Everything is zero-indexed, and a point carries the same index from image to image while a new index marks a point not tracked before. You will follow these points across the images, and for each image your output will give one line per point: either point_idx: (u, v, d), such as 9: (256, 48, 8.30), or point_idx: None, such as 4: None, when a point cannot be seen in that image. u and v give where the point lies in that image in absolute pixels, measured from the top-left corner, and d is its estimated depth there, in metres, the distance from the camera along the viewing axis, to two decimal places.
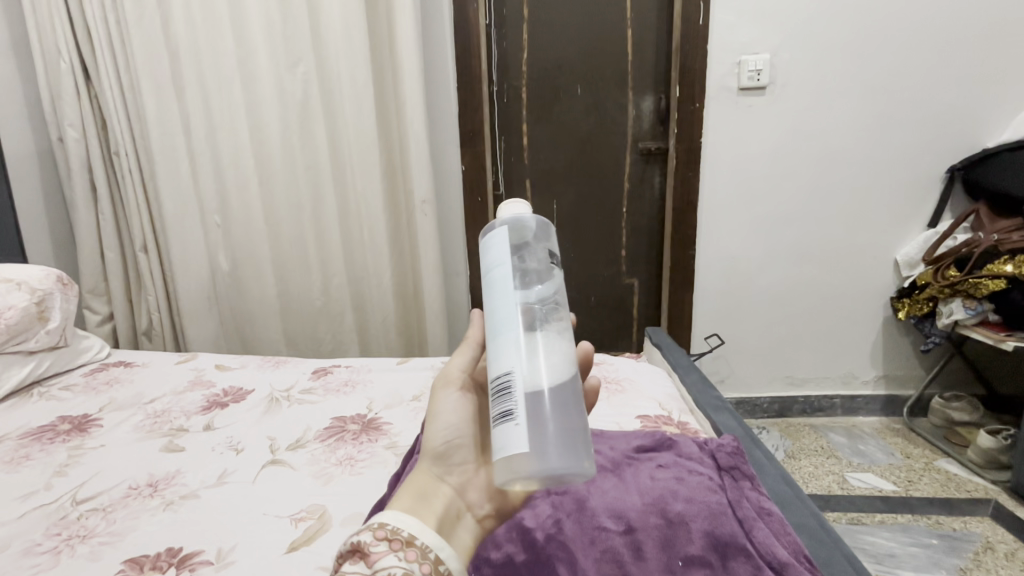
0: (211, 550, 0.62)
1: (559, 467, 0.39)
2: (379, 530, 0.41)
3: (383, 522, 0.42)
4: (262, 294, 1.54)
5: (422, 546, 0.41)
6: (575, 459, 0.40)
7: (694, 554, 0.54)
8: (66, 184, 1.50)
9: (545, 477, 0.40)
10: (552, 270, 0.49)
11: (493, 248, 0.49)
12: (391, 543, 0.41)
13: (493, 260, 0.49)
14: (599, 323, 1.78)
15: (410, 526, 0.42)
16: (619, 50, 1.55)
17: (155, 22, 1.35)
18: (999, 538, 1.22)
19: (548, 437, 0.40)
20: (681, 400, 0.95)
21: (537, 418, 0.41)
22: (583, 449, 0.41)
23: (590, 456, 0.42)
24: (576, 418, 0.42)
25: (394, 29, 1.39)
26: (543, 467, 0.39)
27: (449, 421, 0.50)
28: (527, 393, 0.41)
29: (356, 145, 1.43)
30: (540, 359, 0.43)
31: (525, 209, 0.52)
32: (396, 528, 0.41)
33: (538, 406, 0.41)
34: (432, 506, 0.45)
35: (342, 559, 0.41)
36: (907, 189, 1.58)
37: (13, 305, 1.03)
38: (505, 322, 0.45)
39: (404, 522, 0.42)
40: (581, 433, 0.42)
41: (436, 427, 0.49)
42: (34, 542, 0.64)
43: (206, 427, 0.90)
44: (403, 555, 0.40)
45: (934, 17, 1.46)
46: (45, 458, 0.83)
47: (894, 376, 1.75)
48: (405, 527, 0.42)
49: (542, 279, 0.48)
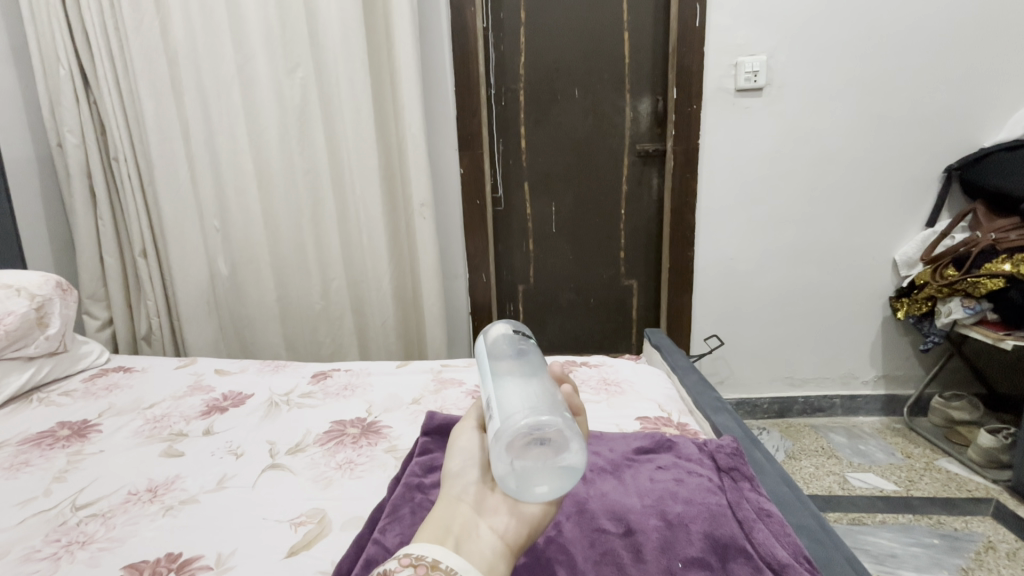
0: (211, 555, 0.62)
1: (526, 423, 0.42)
2: (405, 557, 0.40)
3: (409, 551, 0.41)
4: (261, 299, 1.54)
5: (447, 569, 0.39)
6: (542, 415, 0.42)
7: (694, 555, 0.53)
8: (66, 190, 1.50)
9: (535, 433, 0.42)
10: (523, 345, 0.56)
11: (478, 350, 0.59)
12: (416, 569, 0.39)
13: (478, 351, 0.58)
14: (599, 325, 1.79)
15: (435, 551, 0.40)
16: (616, 53, 1.55)
17: (154, 29, 1.36)
18: (1001, 538, 1.22)
19: (535, 404, 0.44)
20: (680, 402, 0.95)
21: (515, 398, 0.45)
22: (550, 408, 0.44)
23: (563, 417, 0.43)
24: (557, 402, 0.46)
25: (392, 33, 1.39)
26: (530, 418, 0.42)
27: (465, 448, 0.50)
28: (506, 390, 0.47)
29: (354, 150, 1.43)
30: (521, 377, 0.49)
31: (510, 321, 0.62)
32: (420, 555, 0.40)
33: (522, 392, 0.46)
34: (447, 528, 0.43)
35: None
36: (904, 189, 1.58)
37: (13, 310, 1.03)
38: (487, 370, 0.52)
39: (426, 548, 0.41)
40: (549, 403, 0.44)
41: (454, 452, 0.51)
42: (33, 548, 0.64)
43: (206, 432, 0.90)
44: None
45: (931, 18, 1.47)
46: (43, 464, 0.82)
47: (894, 376, 1.75)
48: (427, 553, 0.40)
49: (514, 347, 0.56)
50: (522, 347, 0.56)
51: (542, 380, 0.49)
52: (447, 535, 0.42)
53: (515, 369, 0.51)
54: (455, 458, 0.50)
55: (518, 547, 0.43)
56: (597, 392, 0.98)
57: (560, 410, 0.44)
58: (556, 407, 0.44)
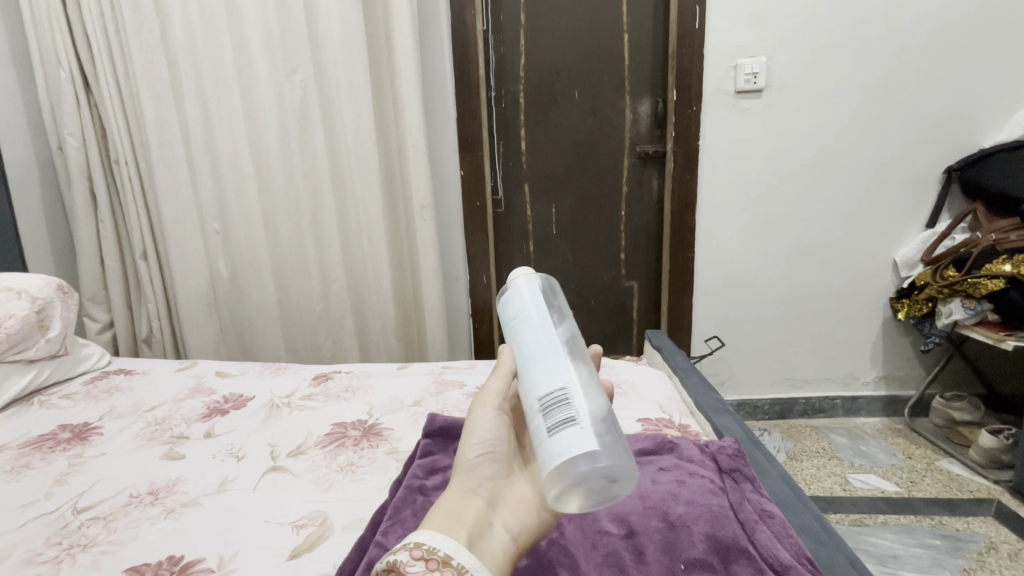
0: (211, 558, 0.62)
1: (585, 468, 0.40)
2: (416, 550, 0.40)
3: (420, 541, 0.41)
4: (262, 302, 1.54)
5: (458, 566, 0.39)
6: (604, 458, 0.40)
7: (696, 556, 0.53)
8: (66, 193, 1.50)
9: (594, 474, 0.41)
10: (568, 316, 0.52)
11: (511, 304, 0.53)
12: (427, 563, 0.40)
13: (519, 307, 0.52)
14: (599, 326, 1.79)
15: (447, 545, 0.41)
16: (616, 55, 1.56)
17: (154, 32, 1.36)
18: (1003, 539, 1.22)
19: (599, 437, 0.42)
20: (681, 403, 0.95)
21: (576, 423, 0.42)
22: (626, 448, 0.43)
23: (622, 452, 0.42)
24: (615, 425, 0.44)
25: (391, 36, 1.40)
26: (593, 464, 0.40)
27: (484, 437, 0.50)
28: (568, 402, 0.43)
29: (354, 153, 1.44)
30: (580, 379, 0.45)
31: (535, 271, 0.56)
32: (432, 547, 0.40)
33: (584, 410, 0.43)
34: (461, 522, 0.43)
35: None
36: (904, 190, 1.59)
37: (13, 313, 1.03)
38: (539, 350, 0.47)
39: (439, 541, 0.41)
40: (610, 434, 0.42)
41: (470, 439, 0.50)
42: (34, 551, 0.64)
43: (206, 434, 0.90)
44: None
45: (930, 19, 1.47)
46: (44, 467, 0.82)
47: (894, 377, 1.75)
48: (440, 547, 0.40)
49: (565, 319, 0.51)
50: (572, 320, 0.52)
51: (599, 389, 0.46)
52: (461, 529, 0.43)
53: (573, 364, 0.47)
54: (471, 450, 0.49)
55: (523, 546, 0.46)
56: None
57: (619, 441, 0.42)
58: (615, 438, 0.43)
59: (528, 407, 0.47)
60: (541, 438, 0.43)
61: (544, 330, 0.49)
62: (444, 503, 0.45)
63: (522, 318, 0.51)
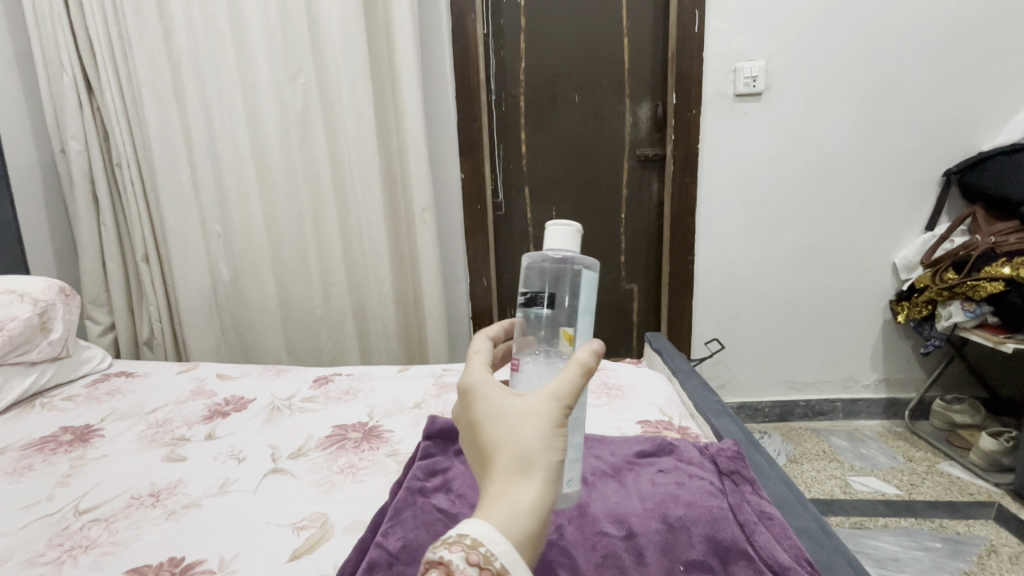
0: (213, 559, 0.62)
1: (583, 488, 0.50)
2: (473, 554, 0.33)
3: (478, 540, 0.33)
4: (263, 303, 1.54)
5: None
6: None
7: (694, 557, 0.54)
8: (69, 196, 1.51)
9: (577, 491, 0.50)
10: None
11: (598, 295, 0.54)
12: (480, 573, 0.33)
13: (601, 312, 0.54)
14: (599, 328, 1.79)
15: (506, 556, 0.33)
16: (616, 58, 1.56)
17: (157, 35, 1.37)
18: (1004, 542, 1.22)
19: None
20: (681, 405, 0.95)
21: None
22: None
23: None
24: None
25: (392, 40, 1.41)
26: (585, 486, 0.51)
27: (559, 436, 0.41)
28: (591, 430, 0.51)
29: (354, 156, 1.44)
30: None
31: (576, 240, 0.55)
32: (490, 555, 0.33)
33: None
34: (537, 543, 0.37)
35: (426, 565, 0.34)
36: (903, 193, 1.59)
37: (15, 316, 1.03)
38: None
39: (500, 544, 0.34)
40: None
41: (555, 443, 0.40)
42: (36, 553, 0.64)
43: (207, 436, 0.91)
44: None
45: (928, 24, 1.48)
46: (46, 469, 0.83)
47: (895, 379, 1.75)
48: (499, 553, 0.33)
49: None
50: None
51: None
52: (533, 549, 0.36)
53: None
54: (555, 454, 0.40)
55: None
56: (598, 397, 0.98)
57: None
58: None
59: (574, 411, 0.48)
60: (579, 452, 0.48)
61: None
62: (529, 514, 0.36)
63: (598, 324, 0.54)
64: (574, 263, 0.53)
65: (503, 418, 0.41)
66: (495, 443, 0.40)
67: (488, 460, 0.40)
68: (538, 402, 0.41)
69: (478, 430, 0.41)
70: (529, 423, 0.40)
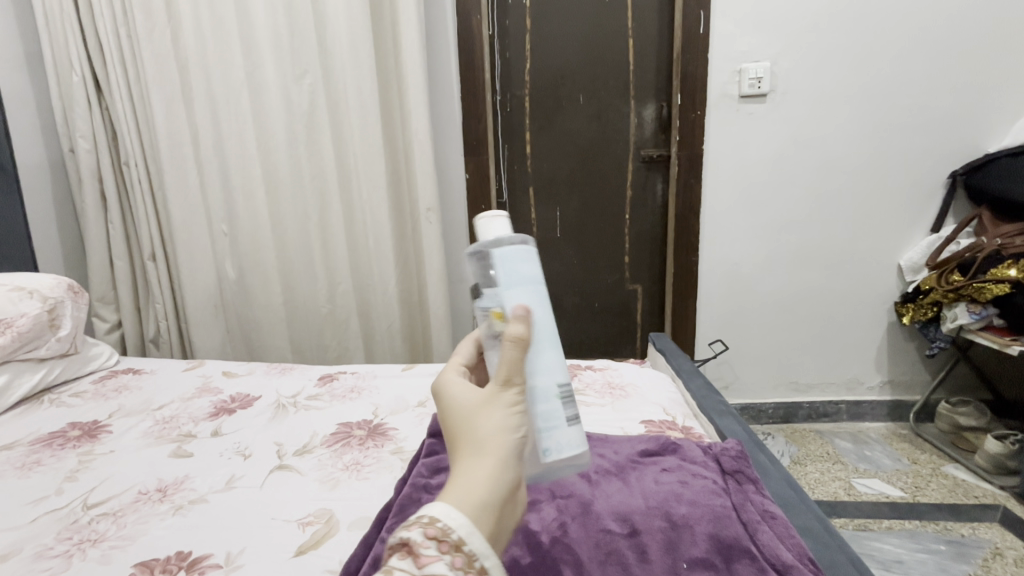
0: (220, 553, 0.63)
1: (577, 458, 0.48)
2: (430, 528, 0.36)
3: (434, 517, 0.37)
4: (268, 302, 1.55)
5: (469, 553, 0.36)
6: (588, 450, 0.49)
7: (698, 556, 0.54)
8: (78, 194, 1.52)
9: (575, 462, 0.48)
10: None
11: (529, 265, 0.51)
12: (440, 545, 0.36)
13: (535, 278, 0.50)
14: (604, 329, 1.79)
15: (462, 526, 0.36)
16: (621, 60, 1.57)
17: (166, 37, 1.38)
18: (1009, 545, 1.21)
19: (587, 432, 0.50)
20: (684, 405, 0.95)
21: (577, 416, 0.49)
22: None
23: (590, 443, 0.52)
24: None
25: (398, 40, 1.41)
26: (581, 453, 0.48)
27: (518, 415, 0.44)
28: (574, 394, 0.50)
29: (361, 156, 1.45)
30: None
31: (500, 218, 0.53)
32: (446, 527, 0.36)
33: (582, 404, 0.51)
34: (498, 517, 0.39)
35: (390, 549, 0.37)
36: (908, 195, 1.59)
37: (24, 313, 1.04)
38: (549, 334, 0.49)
39: (456, 518, 0.37)
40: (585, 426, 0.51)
41: (508, 423, 0.43)
42: (46, 546, 0.65)
43: (214, 433, 0.91)
44: (451, 561, 0.35)
45: (933, 25, 1.47)
46: (55, 464, 0.83)
47: (899, 381, 1.74)
48: (456, 526, 0.36)
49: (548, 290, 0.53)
50: None
51: None
52: (494, 522, 0.38)
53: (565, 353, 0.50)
54: (508, 434, 0.42)
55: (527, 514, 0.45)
56: (602, 396, 0.98)
57: None
58: None
59: (534, 384, 0.47)
60: (560, 423, 0.47)
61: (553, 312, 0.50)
62: (484, 488, 0.39)
63: (535, 290, 0.50)
64: (490, 246, 0.51)
65: (462, 410, 0.45)
66: (456, 433, 0.43)
67: (453, 450, 0.43)
68: (488, 389, 0.45)
69: (444, 425, 0.45)
70: (481, 411, 0.44)
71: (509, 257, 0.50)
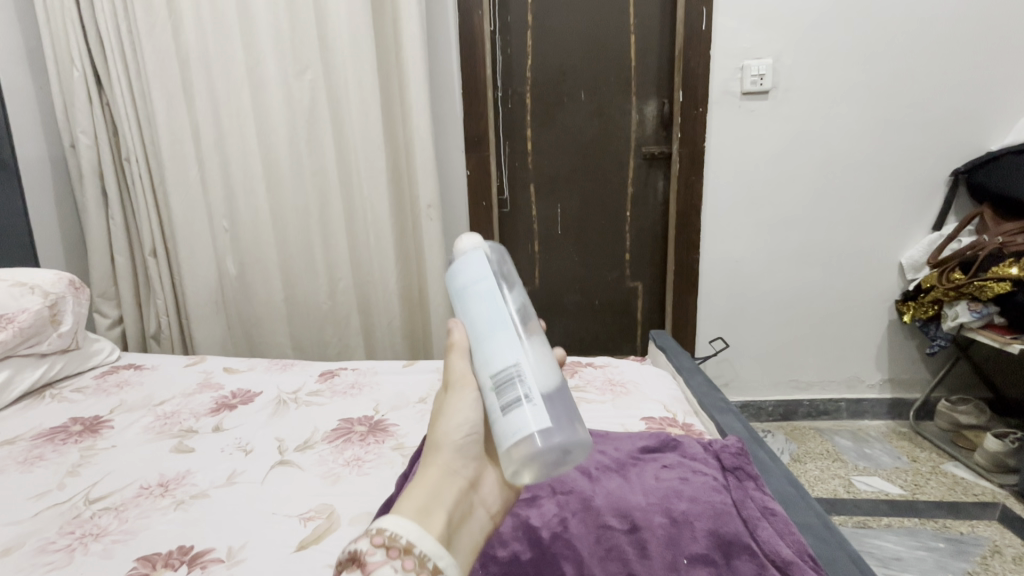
0: (221, 548, 0.63)
1: (534, 449, 0.43)
2: (377, 537, 0.40)
3: (382, 527, 0.40)
4: (269, 298, 1.56)
5: (419, 556, 0.39)
6: (552, 437, 0.43)
7: (698, 552, 0.54)
8: (78, 189, 1.52)
9: (540, 454, 0.43)
10: (514, 283, 0.53)
11: (468, 268, 0.52)
12: (388, 552, 0.39)
13: (475, 278, 0.51)
14: (605, 326, 1.79)
15: (410, 532, 0.39)
16: (623, 57, 1.56)
17: (167, 31, 1.38)
18: (1007, 542, 1.21)
19: (548, 416, 0.44)
20: (685, 402, 0.95)
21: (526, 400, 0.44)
22: (576, 421, 0.45)
23: (571, 428, 0.44)
24: (563, 403, 0.45)
25: (400, 37, 1.41)
26: (540, 444, 0.43)
27: (467, 415, 0.47)
28: (520, 378, 0.45)
29: (362, 152, 1.45)
30: (528, 353, 0.46)
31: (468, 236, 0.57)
32: (394, 534, 0.39)
33: (537, 387, 0.45)
34: (448, 517, 0.42)
35: (343, 566, 0.40)
36: (910, 192, 1.58)
37: (26, 308, 1.04)
38: (482, 329, 0.48)
39: (404, 526, 0.40)
40: (554, 409, 0.44)
41: (455, 425, 0.46)
42: (48, 540, 0.66)
43: (215, 428, 0.91)
44: (399, 565, 0.38)
45: (937, 22, 1.47)
46: (56, 459, 0.84)
47: (900, 379, 1.74)
48: (404, 533, 0.39)
49: (513, 287, 0.52)
50: (507, 285, 0.52)
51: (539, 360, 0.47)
52: (443, 521, 0.42)
53: (508, 339, 0.47)
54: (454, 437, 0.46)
55: (499, 514, 0.47)
56: (602, 393, 0.98)
57: (561, 417, 0.44)
58: (558, 412, 0.44)
59: (479, 381, 0.48)
60: (496, 416, 0.45)
61: (491, 305, 0.49)
62: (429, 491, 0.43)
63: (475, 291, 0.51)
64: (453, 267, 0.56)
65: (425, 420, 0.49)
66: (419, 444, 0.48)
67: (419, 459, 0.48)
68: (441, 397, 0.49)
69: None
70: (436, 418, 0.48)
71: (456, 271, 0.54)
